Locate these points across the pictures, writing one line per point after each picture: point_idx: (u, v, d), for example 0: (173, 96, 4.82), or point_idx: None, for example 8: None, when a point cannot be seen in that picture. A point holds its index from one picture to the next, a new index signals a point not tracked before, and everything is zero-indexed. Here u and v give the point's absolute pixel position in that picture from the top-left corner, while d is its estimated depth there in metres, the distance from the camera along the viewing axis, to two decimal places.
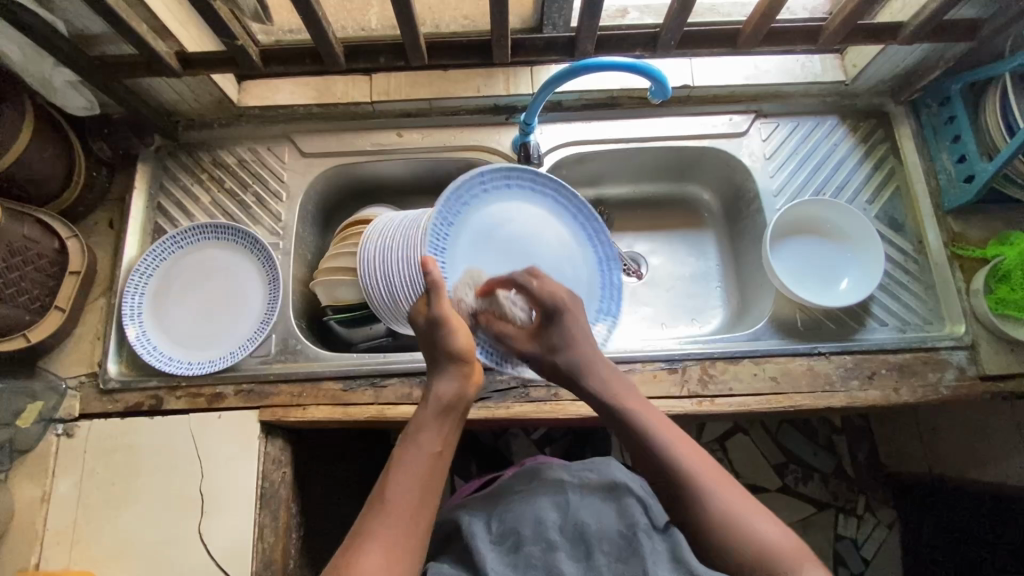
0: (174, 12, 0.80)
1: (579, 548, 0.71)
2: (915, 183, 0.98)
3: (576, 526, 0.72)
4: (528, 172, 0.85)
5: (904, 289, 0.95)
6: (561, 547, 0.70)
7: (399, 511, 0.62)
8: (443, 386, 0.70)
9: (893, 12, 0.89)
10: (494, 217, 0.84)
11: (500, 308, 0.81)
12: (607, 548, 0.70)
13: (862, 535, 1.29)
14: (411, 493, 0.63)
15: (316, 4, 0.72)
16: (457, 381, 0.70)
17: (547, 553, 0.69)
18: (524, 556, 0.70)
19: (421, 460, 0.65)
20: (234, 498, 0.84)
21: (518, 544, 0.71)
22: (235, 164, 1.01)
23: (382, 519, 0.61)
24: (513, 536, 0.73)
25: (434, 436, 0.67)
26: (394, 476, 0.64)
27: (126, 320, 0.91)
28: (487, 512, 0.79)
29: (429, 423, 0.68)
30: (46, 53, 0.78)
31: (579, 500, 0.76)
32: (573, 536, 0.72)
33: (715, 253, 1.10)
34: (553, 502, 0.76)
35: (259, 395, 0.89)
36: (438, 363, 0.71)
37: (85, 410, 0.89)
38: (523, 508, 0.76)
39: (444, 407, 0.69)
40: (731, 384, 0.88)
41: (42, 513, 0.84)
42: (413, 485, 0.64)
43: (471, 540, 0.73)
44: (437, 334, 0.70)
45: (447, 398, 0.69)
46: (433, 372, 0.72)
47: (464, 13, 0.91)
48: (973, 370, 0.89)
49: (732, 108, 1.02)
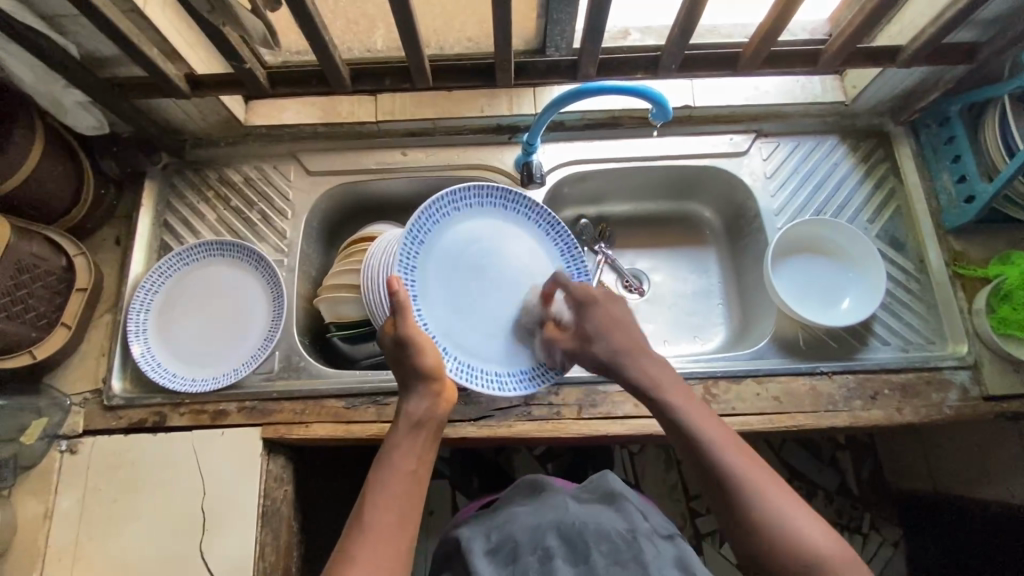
0: (183, 35, 0.81)
1: (576, 551, 0.71)
2: (915, 203, 0.99)
3: (573, 529, 0.74)
4: (492, 190, 0.88)
5: (905, 308, 0.95)
6: (558, 553, 0.71)
7: (378, 532, 0.61)
8: (413, 405, 0.71)
9: (892, 36, 0.90)
10: (462, 234, 0.86)
11: (553, 310, 0.84)
12: (604, 549, 0.71)
13: (867, 554, 1.28)
14: (390, 513, 0.63)
15: (323, 29, 0.73)
16: (428, 395, 0.71)
17: (544, 561, 0.71)
18: (524, 564, 0.71)
19: (396, 478, 0.65)
20: (236, 516, 0.84)
21: (516, 552, 0.73)
22: (241, 182, 1.02)
23: (361, 540, 0.61)
24: (511, 544, 0.74)
25: (408, 453, 0.68)
26: (371, 497, 0.64)
27: (131, 337, 0.91)
28: (485, 524, 0.79)
29: (401, 442, 0.68)
30: (57, 75, 0.80)
31: (576, 509, 0.77)
32: (570, 540, 0.73)
33: (716, 271, 1.11)
34: (551, 512, 0.77)
35: (262, 412, 0.89)
36: (410, 378, 0.72)
37: (89, 426, 0.89)
38: (524, 517, 0.77)
39: (417, 422, 0.70)
40: (733, 403, 0.88)
41: (45, 530, 0.84)
42: (391, 505, 0.64)
43: (468, 558, 0.74)
44: (404, 351, 0.71)
45: (420, 412, 0.70)
46: (405, 390, 0.72)
47: (468, 36, 0.93)
48: (976, 390, 0.88)
49: (732, 128, 1.03)
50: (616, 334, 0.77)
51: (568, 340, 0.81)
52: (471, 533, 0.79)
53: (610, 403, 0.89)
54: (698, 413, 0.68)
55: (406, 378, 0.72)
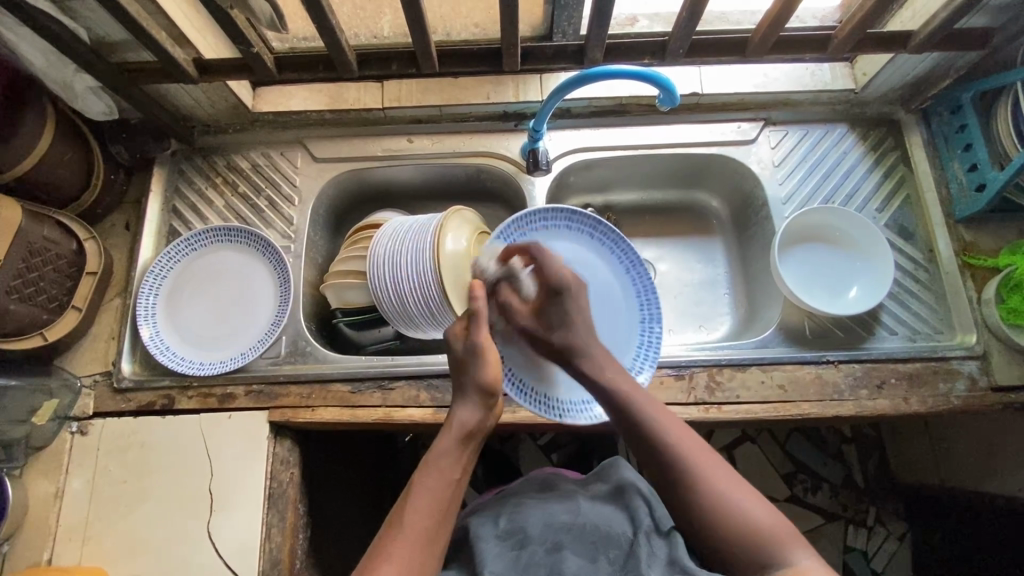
0: (190, 19, 0.81)
1: (586, 547, 0.73)
2: (926, 192, 0.98)
3: (583, 528, 0.75)
4: (559, 212, 0.87)
5: (914, 297, 0.94)
6: (566, 547, 0.73)
7: (417, 535, 0.63)
8: (466, 414, 0.72)
9: (903, 21, 0.89)
10: (558, 260, 0.88)
11: (514, 275, 0.82)
12: (613, 554, 0.72)
13: (871, 548, 1.28)
14: (430, 516, 0.65)
15: (329, 11, 0.73)
16: (483, 410, 0.73)
17: (552, 554, 0.72)
18: (530, 555, 0.72)
19: (440, 487, 0.67)
20: (244, 497, 0.85)
21: (524, 542, 0.74)
22: (249, 168, 1.03)
23: (399, 540, 0.62)
24: (519, 533, 0.75)
25: (455, 462, 0.69)
26: (415, 498, 0.66)
27: (140, 320, 0.92)
28: (496, 512, 0.80)
29: (451, 450, 0.70)
30: (68, 60, 0.81)
31: (589, 507, 0.78)
32: (579, 536, 0.74)
33: (722, 260, 1.10)
34: (565, 506, 0.78)
35: (269, 395, 0.90)
36: (469, 388, 0.73)
37: (99, 408, 0.90)
38: (538, 509, 0.78)
39: (463, 434, 0.71)
40: (738, 391, 0.88)
41: (56, 509, 0.86)
42: (433, 511, 0.65)
43: (476, 543, 0.75)
44: (467, 361, 0.74)
45: (466, 425, 0.72)
46: (459, 398, 0.73)
47: (475, 22, 0.93)
48: (985, 380, 0.88)
49: (740, 116, 1.02)
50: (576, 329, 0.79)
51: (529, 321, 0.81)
52: (482, 518, 0.79)
53: None
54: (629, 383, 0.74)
55: (463, 383, 0.74)
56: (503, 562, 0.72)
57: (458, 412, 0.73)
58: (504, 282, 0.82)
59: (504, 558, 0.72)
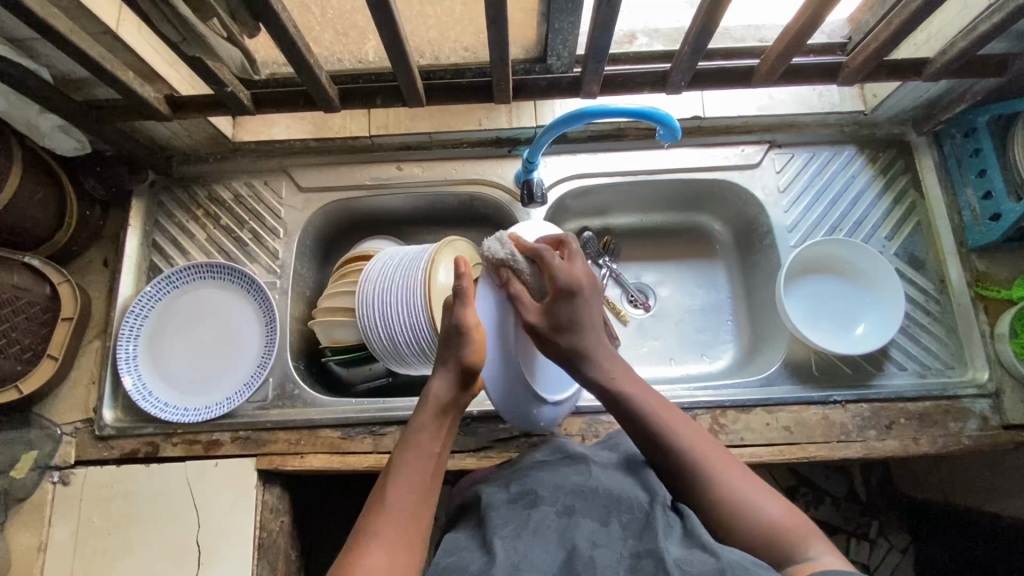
0: (160, 53, 0.77)
1: (595, 511, 0.60)
2: (937, 219, 0.94)
3: (594, 491, 0.62)
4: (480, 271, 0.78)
5: (925, 331, 0.91)
6: (578, 511, 0.60)
7: (399, 510, 0.60)
8: (440, 386, 0.69)
9: (917, 44, 0.84)
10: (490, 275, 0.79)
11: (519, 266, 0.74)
12: (625, 520, 0.59)
13: (873, 561, 1.21)
14: (412, 496, 0.61)
15: (306, 49, 0.68)
16: (461, 384, 0.70)
17: (562, 518, 0.59)
18: (540, 514, 0.60)
19: (419, 462, 0.64)
20: (231, 550, 0.83)
21: (534, 502, 0.62)
22: (230, 199, 0.98)
23: (383, 520, 0.59)
24: (530, 495, 0.63)
25: (432, 436, 0.67)
26: (396, 475, 0.63)
27: (122, 369, 0.88)
28: (507, 480, 0.68)
29: (428, 424, 0.67)
30: (31, 100, 0.76)
31: (600, 472, 0.66)
32: (591, 499, 0.61)
33: (725, 285, 1.07)
34: (575, 471, 0.67)
35: (256, 442, 0.87)
36: (450, 359, 0.70)
37: (81, 456, 0.87)
38: (549, 473, 0.67)
39: (442, 406, 0.69)
40: (742, 433, 0.85)
41: (39, 561, 0.83)
42: (417, 493, 0.62)
43: (485, 510, 0.62)
44: (453, 337, 0.70)
45: (446, 399, 0.69)
46: (439, 369, 0.70)
47: (465, 46, 0.84)
48: (997, 419, 0.85)
49: (743, 139, 0.98)
50: (588, 332, 0.72)
51: (537, 316, 0.72)
52: (494, 488, 0.67)
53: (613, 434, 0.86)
54: (624, 372, 0.72)
55: (445, 352, 0.71)
56: (513, 523, 0.59)
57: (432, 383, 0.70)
58: (509, 262, 0.74)
59: (515, 520, 0.59)
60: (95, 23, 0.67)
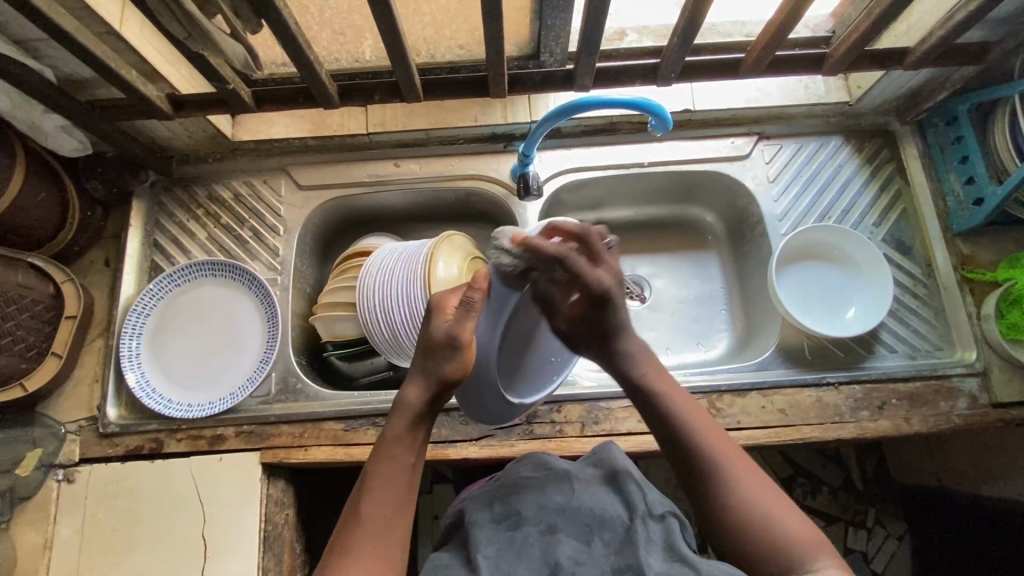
0: (162, 53, 0.78)
1: (578, 531, 0.60)
2: (922, 205, 0.96)
3: (576, 510, 0.62)
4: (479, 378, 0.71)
5: (913, 314, 0.93)
6: (560, 530, 0.60)
7: (374, 522, 0.58)
8: (415, 395, 0.66)
9: (897, 35, 0.87)
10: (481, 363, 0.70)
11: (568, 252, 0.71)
12: (607, 538, 0.59)
13: (872, 548, 1.22)
14: (389, 506, 0.59)
15: (307, 46, 0.69)
16: (435, 395, 0.66)
17: (546, 538, 0.59)
18: (523, 536, 0.60)
19: (396, 475, 0.61)
20: (237, 543, 0.83)
21: (518, 522, 0.62)
22: (230, 198, 1.00)
23: (360, 536, 0.57)
24: (513, 514, 0.63)
25: (406, 447, 0.63)
26: (371, 486, 0.60)
27: (125, 366, 0.89)
28: (490, 495, 0.69)
29: (401, 435, 0.64)
30: (35, 101, 0.78)
31: (582, 489, 0.66)
32: (573, 518, 0.61)
33: (719, 276, 1.09)
34: (558, 487, 0.66)
35: (260, 436, 0.88)
36: (431, 371, 0.65)
37: (84, 454, 0.88)
38: (532, 490, 0.66)
39: (416, 416, 0.65)
40: (738, 417, 0.87)
41: (44, 559, 0.83)
42: (398, 510, 0.60)
43: (469, 528, 0.63)
44: (440, 347, 0.65)
45: (420, 406, 0.65)
46: (417, 377, 0.66)
47: (460, 43, 0.87)
48: (985, 398, 0.87)
49: (733, 132, 1.00)
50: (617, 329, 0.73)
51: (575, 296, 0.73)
52: (477, 505, 0.67)
53: (612, 420, 0.88)
54: (666, 386, 0.70)
55: (423, 362, 0.66)
56: (497, 544, 0.60)
57: (404, 391, 0.66)
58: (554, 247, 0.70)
59: (499, 541, 0.60)
60: (98, 23, 0.68)
